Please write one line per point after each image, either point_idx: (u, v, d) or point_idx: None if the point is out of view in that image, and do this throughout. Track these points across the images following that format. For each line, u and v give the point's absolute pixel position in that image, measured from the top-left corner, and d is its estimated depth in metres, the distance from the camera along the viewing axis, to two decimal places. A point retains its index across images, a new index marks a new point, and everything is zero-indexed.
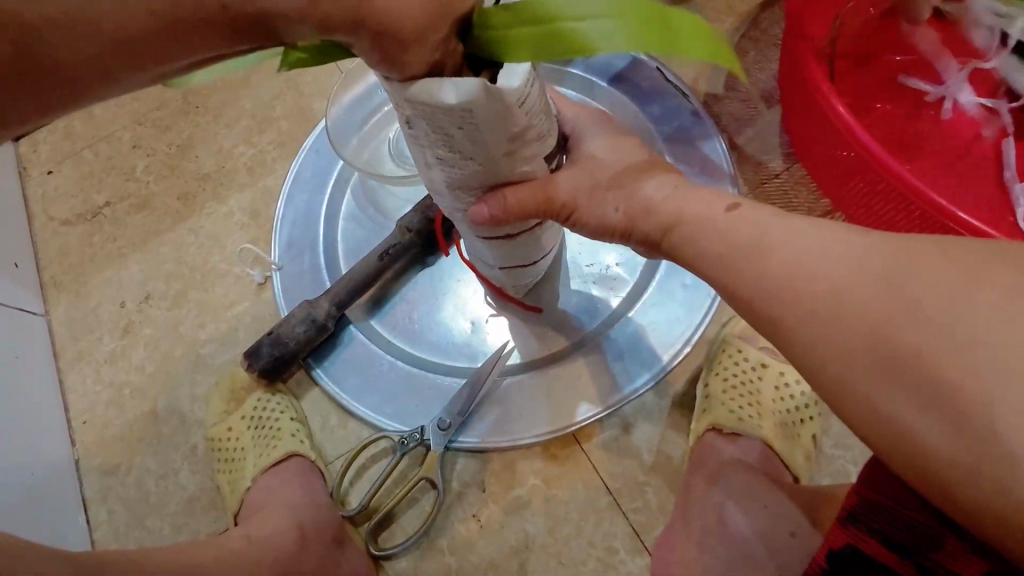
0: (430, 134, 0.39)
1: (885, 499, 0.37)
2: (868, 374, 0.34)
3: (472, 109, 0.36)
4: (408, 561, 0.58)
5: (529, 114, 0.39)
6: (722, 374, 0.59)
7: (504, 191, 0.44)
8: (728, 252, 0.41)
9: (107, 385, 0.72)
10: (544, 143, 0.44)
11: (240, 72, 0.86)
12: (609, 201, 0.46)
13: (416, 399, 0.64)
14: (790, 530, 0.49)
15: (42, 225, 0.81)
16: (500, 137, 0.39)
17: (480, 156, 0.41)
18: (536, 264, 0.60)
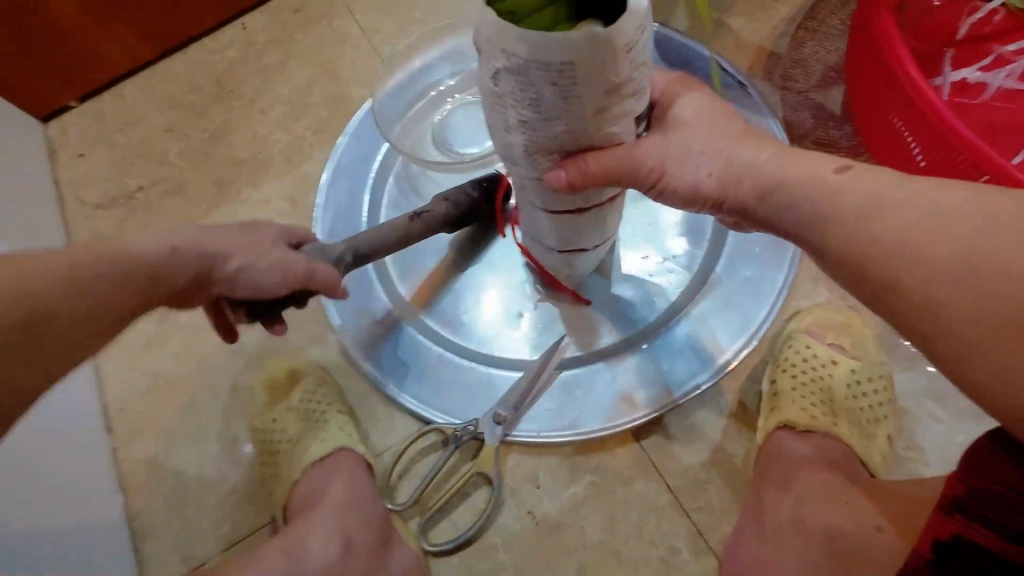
0: (519, 92, 0.38)
1: (990, 485, 0.37)
2: (1006, 344, 0.33)
3: (574, 54, 0.35)
4: (461, 558, 0.56)
5: (632, 65, 0.37)
6: (788, 370, 0.56)
7: (588, 155, 0.41)
8: (835, 219, 0.39)
9: (143, 374, 0.70)
10: (640, 103, 0.41)
11: (276, 57, 0.84)
12: (701, 163, 0.45)
13: (467, 392, 0.62)
14: (877, 526, 0.45)
15: (72, 209, 0.78)
16: (598, 90, 0.37)
17: (572, 113, 0.38)
18: (595, 253, 0.58)
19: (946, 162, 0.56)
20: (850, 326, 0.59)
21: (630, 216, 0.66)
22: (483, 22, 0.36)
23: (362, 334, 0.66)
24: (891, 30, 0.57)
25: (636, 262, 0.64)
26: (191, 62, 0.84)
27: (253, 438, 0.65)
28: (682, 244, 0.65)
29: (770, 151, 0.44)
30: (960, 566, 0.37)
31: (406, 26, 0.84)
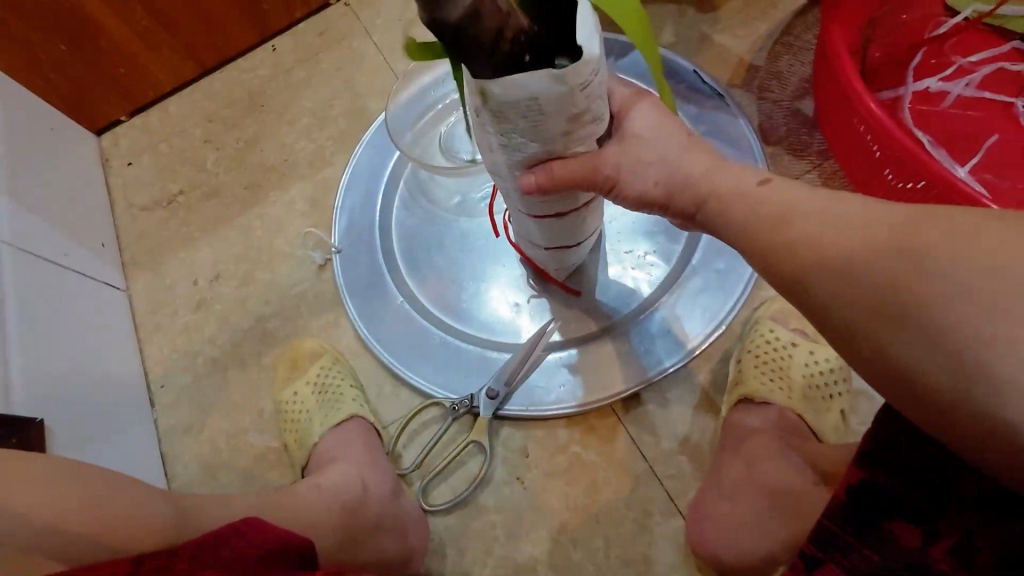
0: (496, 121, 0.46)
1: (889, 434, 0.43)
2: (876, 325, 0.37)
3: (537, 95, 0.43)
4: (457, 518, 0.64)
5: (587, 97, 0.45)
6: (754, 350, 0.63)
7: (554, 167, 0.49)
8: (755, 220, 0.46)
9: (181, 355, 0.79)
10: (598, 125, 0.49)
11: (301, 75, 0.93)
12: (648, 174, 0.52)
13: (466, 372, 0.70)
14: (815, 481, 0.52)
15: (123, 211, 0.88)
16: (558, 117, 0.45)
17: (541, 136, 0.47)
18: (580, 246, 0.65)
19: (898, 169, 0.62)
20: None
21: (615, 215, 0.73)
22: (466, 75, 0.45)
23: (375, 320, 0.75)
24: (840, 51, 0.64)
25: (618, 258, 0.71)
26: (226, 80, 0.94)
27: (277, 410, 0.73)
28: (663, 241, 0.71)
29: (707, 163, 0.51)
30: (865, 505, 0.43)
31: None
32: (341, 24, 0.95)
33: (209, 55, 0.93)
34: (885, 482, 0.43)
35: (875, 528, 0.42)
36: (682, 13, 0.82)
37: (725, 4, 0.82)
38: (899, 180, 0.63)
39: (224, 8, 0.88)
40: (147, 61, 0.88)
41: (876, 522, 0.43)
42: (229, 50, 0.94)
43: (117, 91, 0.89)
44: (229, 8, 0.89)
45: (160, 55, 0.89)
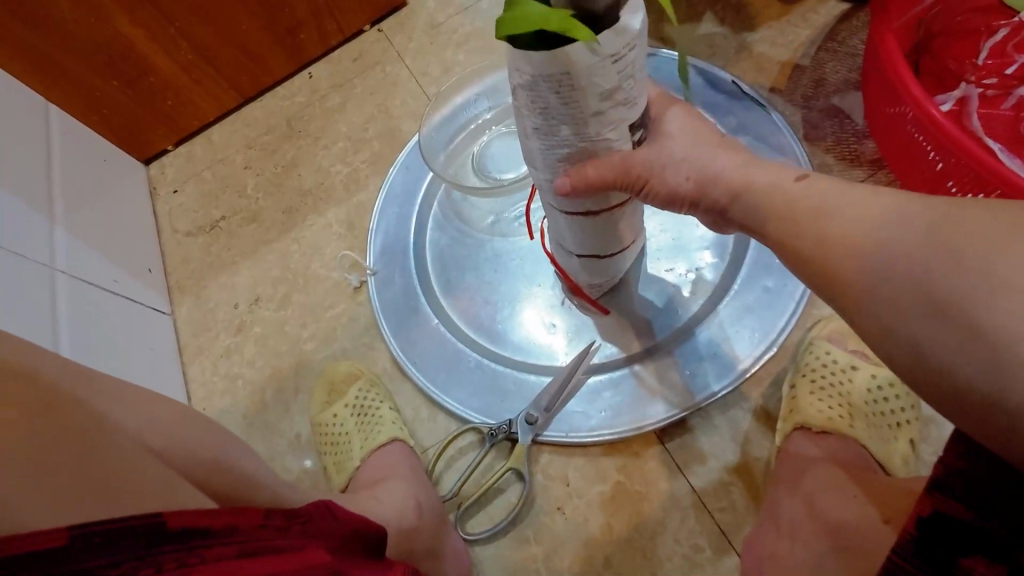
0: (529, 102, 0.45)
1: (966, 464, 0.37)
2: (915, 317, 0.36)
3: (568, 70, 0.41)
4: (496, 549, 0.62)
5: (619, 75, 0.43)
6: (810, 377, 0.60)
7: (585, 163, 0.48)
8: (792, 220, 0.45)
9: (223, 377, 0.80)
10: (631, 112, 0.46)
11: (337, 99, 0.95)
12: (681, 169, 0.50)
13: (503, 396, 0.69)
14: (885, 519, 0.47)
15: (168, 236, 0.91)
16: (592, 96, 0.43)
17: (572, 120, 0.45)
18: (614, 260, 0.62)
19: (962, 174, 0.58)
20: None
21: (656, 230, 0.70)
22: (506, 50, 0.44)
23: (410, 343, 0.74)
24: (892, 49, 0.61)
25: (659, 274, 0.69)
26: (266, 107, 0.97)
27: (314, 432, 0.73)
28: (706, 257, 0.68)
29: (739, 167, 0.49)
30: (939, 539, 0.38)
31: (449, 68, 0.93)
32: (375, 50, 0.97)
33: (249, 84, 0.95)
34: (962, 515, 0.37)
35: (947, 566, 0.37)
36: (718, 22, 0.79)
37: (762, 11, 0.79)
38: (965, 189, 0.58)
39: (263, 39, 0.91)
40: (189, 90, 0.91)
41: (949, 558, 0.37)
42: (266, 78, 0.96)
43: (162, 120, 0.92)
44: (268, 37, 0.91)
45: (203, 86, 0.92)
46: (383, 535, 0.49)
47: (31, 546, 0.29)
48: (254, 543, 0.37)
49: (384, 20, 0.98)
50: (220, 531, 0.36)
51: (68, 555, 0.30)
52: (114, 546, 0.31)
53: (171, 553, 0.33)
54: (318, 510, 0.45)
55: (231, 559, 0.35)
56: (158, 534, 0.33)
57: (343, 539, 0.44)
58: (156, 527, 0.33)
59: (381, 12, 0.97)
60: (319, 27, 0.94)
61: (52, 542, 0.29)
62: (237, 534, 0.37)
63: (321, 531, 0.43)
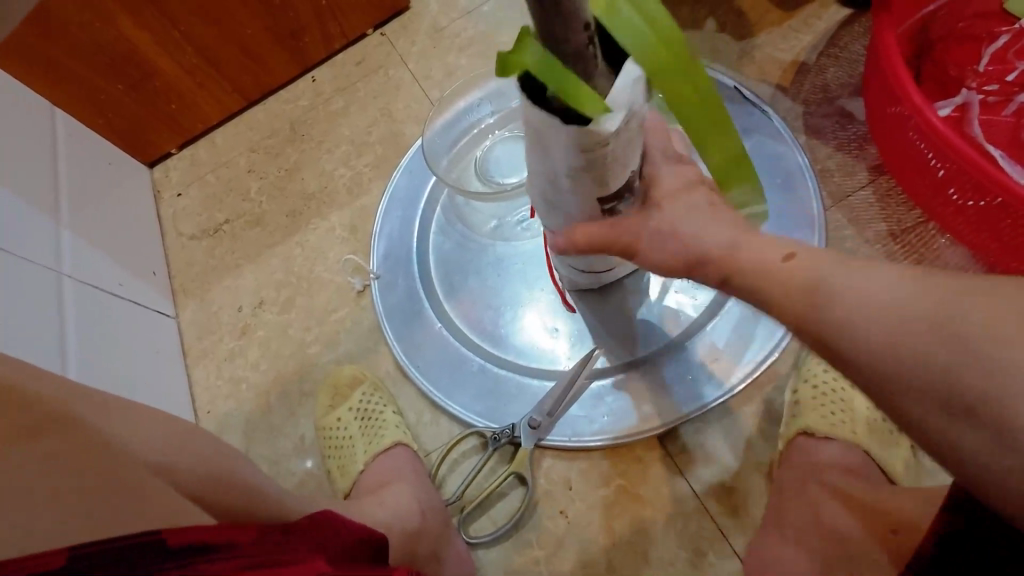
0: (538, 156, 0.50)
1: None
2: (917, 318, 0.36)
3: (585, 147, 0.45)
4: (499, 552, 0.62)
5: (611, 149, 0.46)
6: (811, 382, 0.61)
7: (587, 212, 0.53)
8: None
9: (227, 380, 0.81)
10: (628, 169, 0.50)
11: (340, 103, 0.95)
12: (697, 172, 0.51)
13: (506, 400, 0.69)
14: (891, 529, 0.48)
15: (172, 239, 0.91)
16: (587, 165, 0.48)
17: (572, 176, 0.50)
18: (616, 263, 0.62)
19: (962, 180, 0.58)
20: None
21: None
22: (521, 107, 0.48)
23: (413, 346, 0.75)
24: (893, 55, 0.61)
25: (661, 280, 0.69)
26: (269, 111, 0.97)
27: (318, 435, 0.74)
28: None
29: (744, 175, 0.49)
30: None
31: (451, 72, 0.94)
32: (377, 54, 0.97)
33: (252, 88, 0.96)
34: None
35: None
36: (720, 27, 0.80)
37: (763, 16, 0.79)
38: (965, 195, 0.59)
39: (265, 42, 0.91)
40: (193, 94, 0.92)
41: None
42: (270, 82, 0.97)
43: (166, 124, 0.93)
44: (272, 41, 0.92)
45: (206, 89, 0.92)
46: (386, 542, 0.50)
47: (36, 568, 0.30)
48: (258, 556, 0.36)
49: (387, 24, 0.99)
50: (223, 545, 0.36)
51: (69, 573, 0.30)
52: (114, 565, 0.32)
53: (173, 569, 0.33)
54: (312, 523, 0.46)
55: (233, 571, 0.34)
56: (159, 551, 0.33)
57: (345, 549, 0.44)
58: (156, 544, 0.33)
59: (383, 17, 0.98)
60: (322, 31, 0.94)
61: (52, 563, 0.30)
62: (241, 549, 0.36)
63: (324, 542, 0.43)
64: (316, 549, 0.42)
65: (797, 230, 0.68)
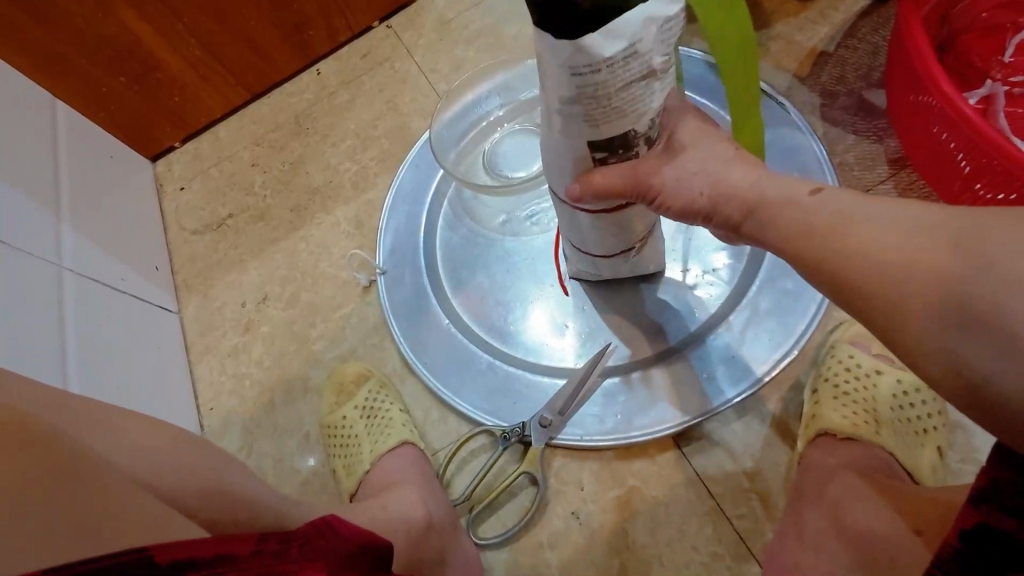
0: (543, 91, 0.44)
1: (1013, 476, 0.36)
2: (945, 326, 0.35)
3: (586, 71, 0.39)
4: (508, 554, 0.61)
5: (624, 85, 0.41)
6: (831, 380, 0.59)
7: (596, 171, 0.47)
8: (808, 233, 0.43)
9: (231, 377, 0.79)
10: (642, 123, 0.44)
11: (345, 97, 0.94)
12: (694, 182, 0.47)
13: (515, 398, 0.68)
14: (916, 529, 0.46)
15: (175, 234, 0.90)
16: (598, 102, 0.42)
17: (580, 120, 0.44)
18: (628, 257, 0.61)
19: (992, 172, 0.56)
20: None
21: (672, 231, 0.69)
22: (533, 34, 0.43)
23: (420, 343, 0.73)
24: (920, 42, 0.59)
25: (675, 276, 0.67)
26: (273, 105, 0.96)
27: (323, 433, 0.72)
28: (723, 258, 0.67)
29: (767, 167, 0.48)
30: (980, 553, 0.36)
31: (459, 65, 0.92)
32: (383, 46, 0.96)
33: (256, 81, 0.94)
34: (1013, 529, 0.35)
35: None
36: None
37: (780, 7, 0.77)
38: (993, 188, 0.57)
39: (269, 34, 0.90)
40: (196, 87, 0.90)
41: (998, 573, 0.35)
42: (275, 75, 0.95)
43: (170, 118, 0.92)
44: (276, 33, 0.90)
45: (210, 82, 0.91)
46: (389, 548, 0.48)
47: None
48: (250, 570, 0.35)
49: (393, 16, 0.97)
50: (216, 560, 0.35)
51: None
52: None
53: None
54: (312, 530, 0.43)
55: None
56: (147, 568, 0.32)
57: (345, 556, 0.43)
58: (145, 561, 0.32)
59: (389, 9, 0.96)
60: (327, 23, 0.93)
61: None
62: (234, 563, 0.35)
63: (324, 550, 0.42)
64: (318, 556, 0.40)
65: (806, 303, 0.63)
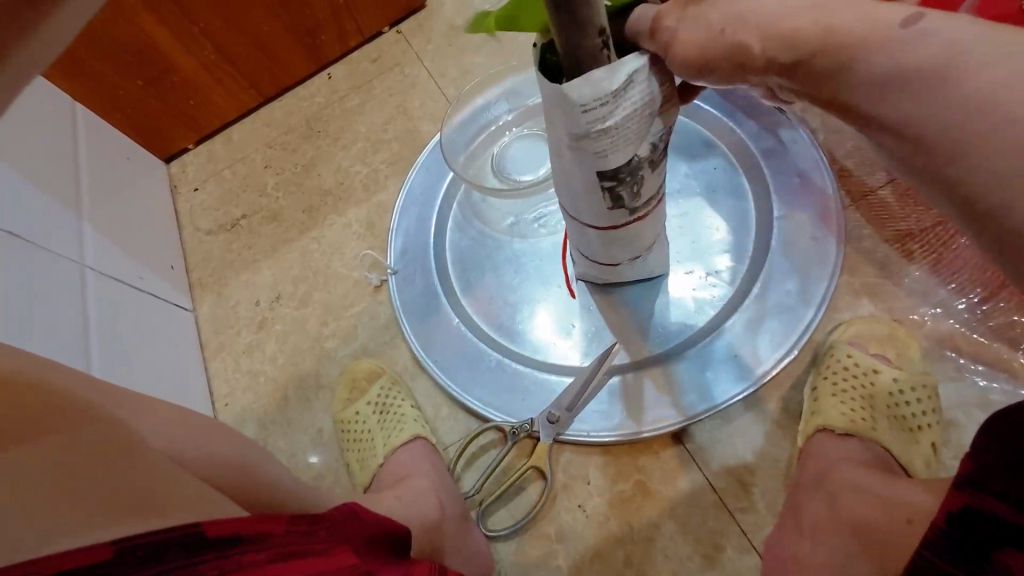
0: (557, 127, 0.46)
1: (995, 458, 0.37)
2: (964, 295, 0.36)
3: (591, 104, 0.43)
4: (517, 545, 0.63)
5: (631, 114, 0.44)
6: (830, 378, 0.62)
7: (627, 127, 0.45)
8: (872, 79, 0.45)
9: (245, 373, 0.81)
10: (649, 147, 0.48)
11: (356, 100, 0.96)
12: None
13: (523, 395, 0.70)
14: (908, 517, 0.48)
15: (190, 234, 0.92)
16: (609, 130, 0.45)
17: (596, 146, 0.46)
18: (633, 261, 0.63)
19: None
20: (895, 337, 0.63)
21: (675, 234, 0.71)
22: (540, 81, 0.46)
23: (431, 341, 0.75)
24: None
25: (679, 278, 0.69)
26: (286, 108, 0.98)
27: (336, 429, 0.75)
28: (725, 261, 0.69)
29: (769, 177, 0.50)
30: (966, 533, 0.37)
31: (467, 70, 0.94)
32: (393, 52, 0.98)
33: (269, 84, 0.97)
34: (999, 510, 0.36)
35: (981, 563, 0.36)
36: None
37: None
38: None
39: (282, 39, 0.92)
40: (210, 90, 0.93)
41: (983, 552, 0.36)
42: (288, 79, 0.97)
43: (184, 121, 0.94)
44: (290, 38, 0.93)
45: (223, 86, 0.93)
46: (406, 536, 0.51)
47: (81, 559, 0.30)
48: (283, 548, 0.38)
49: (402, 22, 0.99)
50: (256, 537, 0.37)
51: (116, 565, 0.30)
52: (155, 557, 0.32)
53: (211, 559, 0.34)
54: (337, 513, 0.46)
55: (266, 562, 0.36)
56: (197, 543, 0.34)
57: (365, 542, 0.46)
58: (197, 536, 0.34)
59: (399, 15, 0.99)
60: (339, 28, 0.95)
61: (96, 556, 0.30)
62: (270, 541, 0.38)
63: (347, 535, 0.44)
64: (341, 539, 0.43)
65: (805, 302, 0.65)
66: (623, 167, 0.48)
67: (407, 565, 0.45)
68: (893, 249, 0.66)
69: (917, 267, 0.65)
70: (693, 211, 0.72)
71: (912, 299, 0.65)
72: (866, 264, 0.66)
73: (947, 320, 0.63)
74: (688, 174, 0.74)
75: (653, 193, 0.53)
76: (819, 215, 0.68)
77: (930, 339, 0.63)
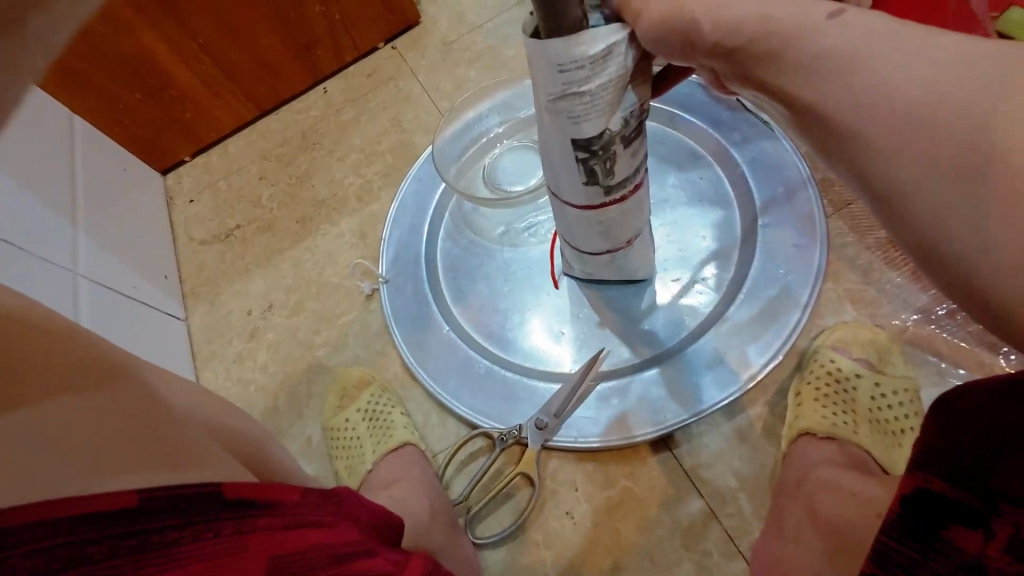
0: (535, 84, 0.48)
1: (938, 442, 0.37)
2: None
3: (566, 64, 0.44)
4: (505, 552, 0.63)
5: (605, 84, 0.45)
6: (813, 383, 0.63)
7: (600, 97, 0.46)
8: None
9: (235, 382, 0.81)
10: (622, 122, 0.49)
11: (351, 113, 0.98)
12: None
13: (512, 400, 0.70)
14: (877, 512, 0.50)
15: (184, 245, 0.93)
16: (581, 95, 0.46)
17: (567, 110, 0.47)
18: (614, 258, 0.63)
19: None
20: (877, 342, 0.64)
21: (662, 242, 0.72)
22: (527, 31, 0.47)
23: (422, 348, 0.76)
24: None
25: (666, 285, 0.70)
26: (282, 121, 0.99)
27: (327, 437, 0.75)
28: (710, 269, 0.70)
29: None
30: (928, 516, 0.37)
31: (460, 85, 0.96)
32: (388, 66, 1.00)
33: (265, 97, 0.98)
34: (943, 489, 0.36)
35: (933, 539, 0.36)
36: None
37: None
38: None
39: (280, 52, 0.94)
40: (208, 102, 0.94)
41: (932, 531, 0.36)
42: (284, 92, 0.99)
43: (182, 132, 0.95)
44: (286, 52, 0.94)
45: (221, 100, 0.95)
46: (401, 528, 0.51)
47: (109, 504, 0.31)
48: (299, 517, 0.39)
49: (397, 38, 1.02)
50: (275, 503, 0.38)
51: (144, 513, 0.32)
52: (178, 510, 0.33)
53: (231, 520, 0.35)
54: (344, 494, 0.46)
55: (281, 529, 0.37)
56: (217, 501, 0.35)
57: (368, 527, 0.46)
58: (216, 495, 0.35)
59: (394, 31, 1.01)
60: (335, 43, 0.97)
61: (123, 504, 0.31)
62: (284, 509, 0.38)
63: (353, 516, 0.45)
64: (348, 519, 0.44)
65: (791, 308, 0.66)
66: (592, 139, 0.49)
67: (404, 555, 0.46)
68: (874, 256, 0.67)
69: (898, 274, 0.66)
70: (681, 220, 0.73)
71: (893, 305, 0.66)
72: (849, 271, 0.67)
73: (926, 325, 0.64)
74: (676, 184, 0.75)
75: (628, 174, 0.53)
76: (801, 223, 0.69)
77: (911, 345, 0.64)
